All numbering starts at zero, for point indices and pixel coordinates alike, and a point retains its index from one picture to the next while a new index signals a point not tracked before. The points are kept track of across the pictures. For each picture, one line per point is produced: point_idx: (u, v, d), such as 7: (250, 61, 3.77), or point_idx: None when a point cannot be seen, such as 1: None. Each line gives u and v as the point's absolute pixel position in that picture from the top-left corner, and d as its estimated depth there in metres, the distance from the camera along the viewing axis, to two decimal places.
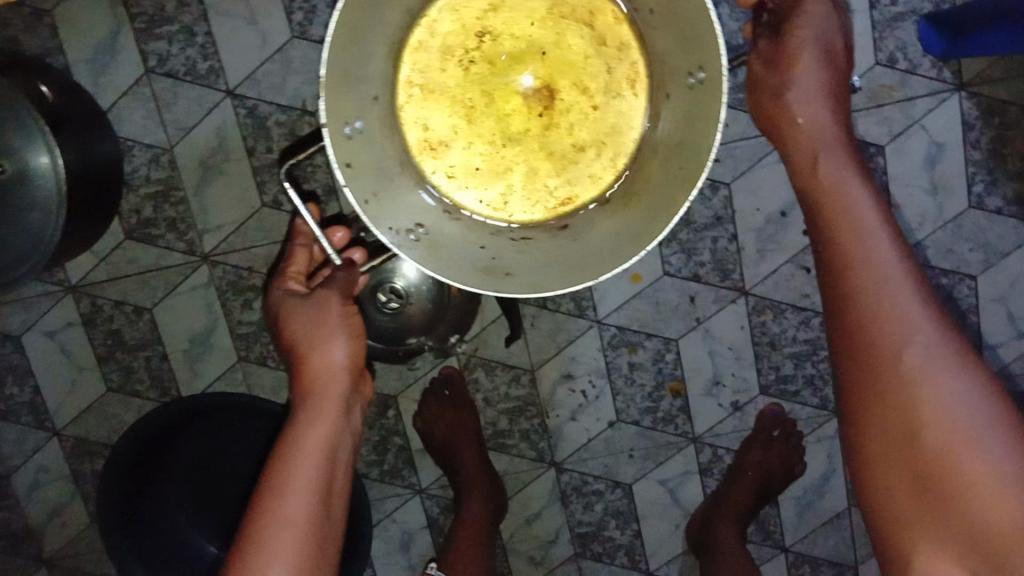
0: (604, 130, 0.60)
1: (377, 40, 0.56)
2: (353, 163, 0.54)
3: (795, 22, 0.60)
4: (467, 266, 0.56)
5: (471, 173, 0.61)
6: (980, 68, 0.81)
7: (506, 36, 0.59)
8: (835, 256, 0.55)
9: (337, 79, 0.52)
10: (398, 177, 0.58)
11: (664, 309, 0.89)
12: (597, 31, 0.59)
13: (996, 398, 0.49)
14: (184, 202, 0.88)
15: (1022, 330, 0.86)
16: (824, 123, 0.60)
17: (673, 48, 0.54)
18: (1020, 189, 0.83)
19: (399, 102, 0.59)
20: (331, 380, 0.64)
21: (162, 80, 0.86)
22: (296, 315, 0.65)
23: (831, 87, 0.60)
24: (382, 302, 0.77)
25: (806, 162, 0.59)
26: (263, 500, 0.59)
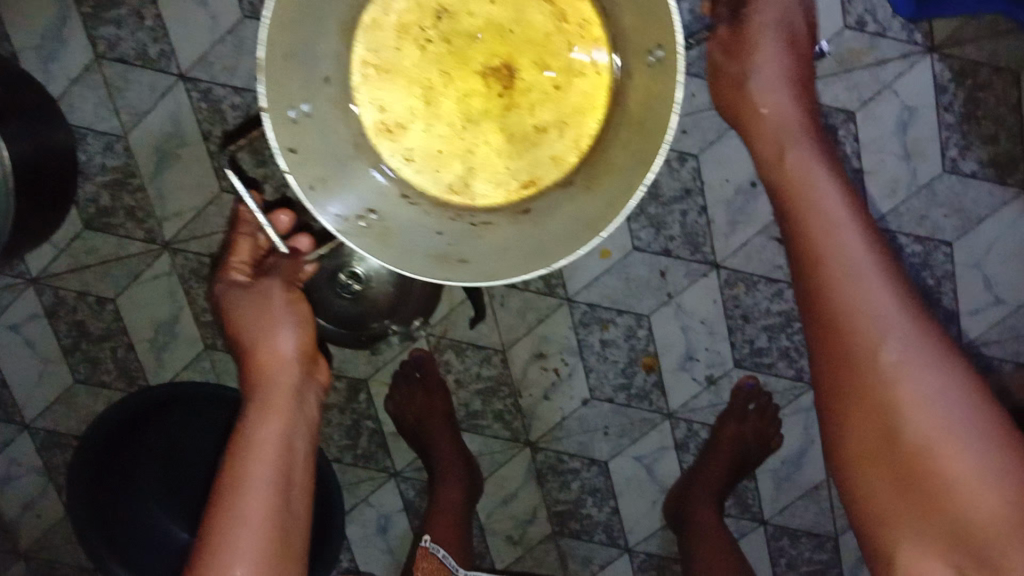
0: (568, 110, 0.55)
1: (325, 16, 0.50)
2: (302, 150, 0.48)
3: (756, 20, 0.66)
4: (420, 254, 0.50)
5: (430, 157, 0.56)
6: (951, 29, 0.79)
7: (462, 11, 0.53)
8: (808, 248, 0.57)
9: (279, 61, 0.46)
10: (350, 162, 0.52)
11: (635, 285, 0.87)
12: (558, 6, 0.53)
13: (967, 382, 0.51)
14: (142, 189, 0.86)
15: (998, 296, 0.85)
16: (788, 119, 0.64)
17: (633, 19, 0.49)
18: (995, 152, 0.81)
19: (351, 82, 0.54)
20: (278, 371, 0.63)
21: (113, 64, 0.83)
22: (240, 309, 0.64)
23: (794, 81, 0.66)
24: (343, 285, 0.75)
25: (774, 155, 0.63)
26: (218, 501, 0.57)
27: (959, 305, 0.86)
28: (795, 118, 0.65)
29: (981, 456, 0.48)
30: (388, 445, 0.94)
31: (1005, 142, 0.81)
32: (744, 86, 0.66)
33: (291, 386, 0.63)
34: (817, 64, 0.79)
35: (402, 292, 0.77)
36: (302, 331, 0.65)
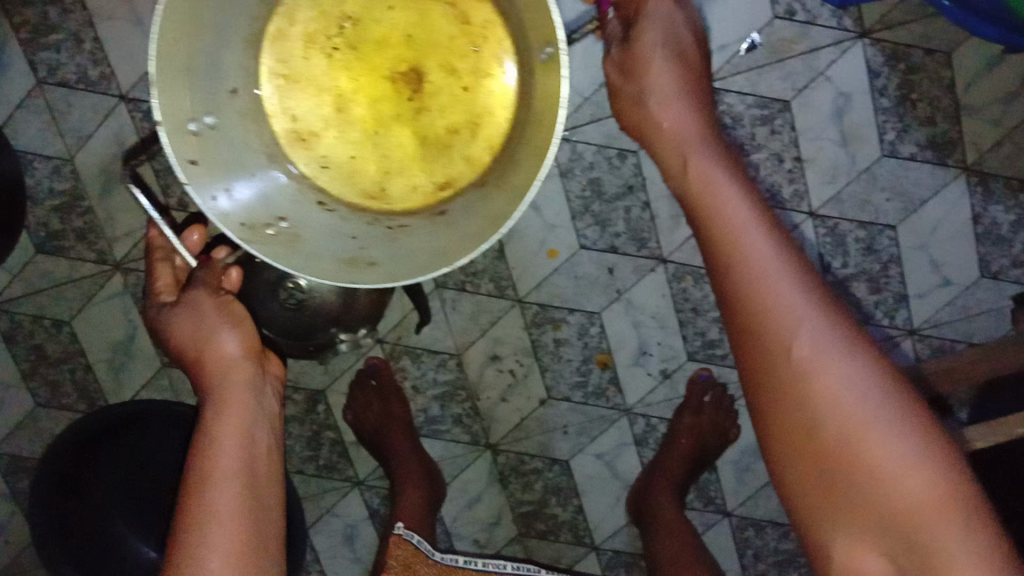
0: (477, 110, 0.55)
1: (226, 29, 0.50)
2: (206, 163, 0.49)
3: (641, 39, 0.65)
4: (330, 259, 0.51)
5: (345, 164, 0.56)
6: (882, 13, 0.79)
7: (366, 19, 0.54)
8: (714, 250, 0.53)
9: (176, 75, 0.46)
10: (263, 172, 0.53)
11: (584, 282, 0.88)
12: (459, 9, 0.54)
13: (885, 371, 0.46)
14: (91, 212, 0.87)
15: (946, 277, 0.85)
16: (684, 119, 0.63)
17: (528, 19, 0.50)
18: (932, 133, 0.81)
19: (261, 93, 0.54)
20: (230, 370, 0.63)
21: (54, 89, 0.84)
22: (180, 322, 0.65)
23: (685, 89, 0.65)
24: (285, 297, 0.75)
25: (676, 161, 0.61)
26: (186, 502, 0.56)
27: (907, 288, 0.86)
28: (690, 117, 0.63)
29: (908, 443, 0.44)
30: (350, 453, 0.94)
31: (942, 123, 0.81)
32: (641, 90, 0.65)
33: (246, 383, 0.63)
34: (748, 56, 0.80)
35: (348, 302, 0.77)
36: (247, 331, 0.65)
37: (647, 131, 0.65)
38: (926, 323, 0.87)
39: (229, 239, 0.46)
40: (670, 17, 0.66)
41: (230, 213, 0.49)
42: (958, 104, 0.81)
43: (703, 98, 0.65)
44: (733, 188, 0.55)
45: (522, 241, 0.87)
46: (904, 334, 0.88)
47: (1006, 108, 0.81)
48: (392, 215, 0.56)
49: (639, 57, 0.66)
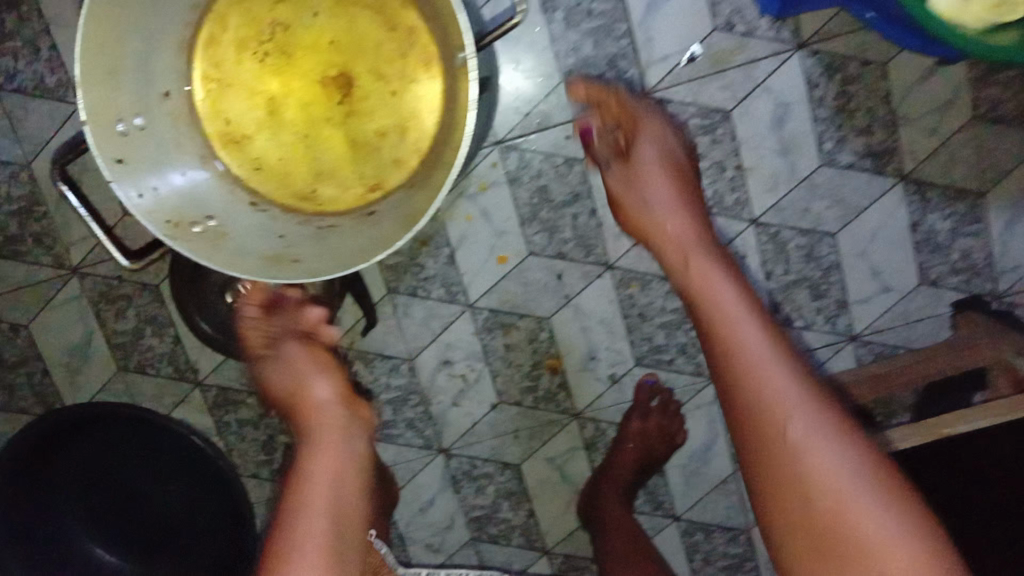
0: (405, 114, 0.57)
1: (154, 33, 0.52)
2: (133, 162, 0.50)
3: (636, 153, 0.74)
4: (255, 256, 0.53)
5: (277, 166, 0.58)
6: (820, 25, 0.81)
7: (296, 25, 0.55)
8: (714, 342, 0.56)
9: (102, 78, 0.48)
10: (193, 172, 0.55)
11: (533, 289, 0.89)
12: (386, 16, 0.55)
13: (873, 458, 0.50)
14: (47, 217, 0.88)
15: (884, 284, 0.88)
16: (681, 218, 0.68)
17: (448, 27, 0.51)
18: (870, 143, 0.84)
19: (192, 94, 0.56)
20: (324, 415, 0.66)
21: (11, 96, 0.84)
22: (274, 373, 0.70)
23: (681, 196, 0.70)
24: (234, 299, 0.78)
25: (678, 262, 0.64)
26: (283, 529, 0.57)
27: (847, 294, 0.89)
28: (688, 219, 0.68)
29: (893, 519, 0.47)
30: (304, 458, 0.95)
31: (879, 133, 0.84)
32: (634, 190, 0.72)
33: (337, 428, 0.65)
34: (689, 67, 0.82)
35: (296, 307, 0.79)
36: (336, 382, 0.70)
37: (643, 227, 0.70)
38: (866, 329, 0.90)
39: (153, 234, 0.48)
40: (661, 134, 0.75)
41: (157, 210, 0.50)
42: (894, 115, 0.83)
43: (695, 195, 0.72)
44: (728, 282, 0.60)
45: (471, 248, 0.88)
46: (844, 341, 0.90)
47: (941, 119, 0.83)
48: (322, 215, 0.58)
49: (635, 165, 0.73)
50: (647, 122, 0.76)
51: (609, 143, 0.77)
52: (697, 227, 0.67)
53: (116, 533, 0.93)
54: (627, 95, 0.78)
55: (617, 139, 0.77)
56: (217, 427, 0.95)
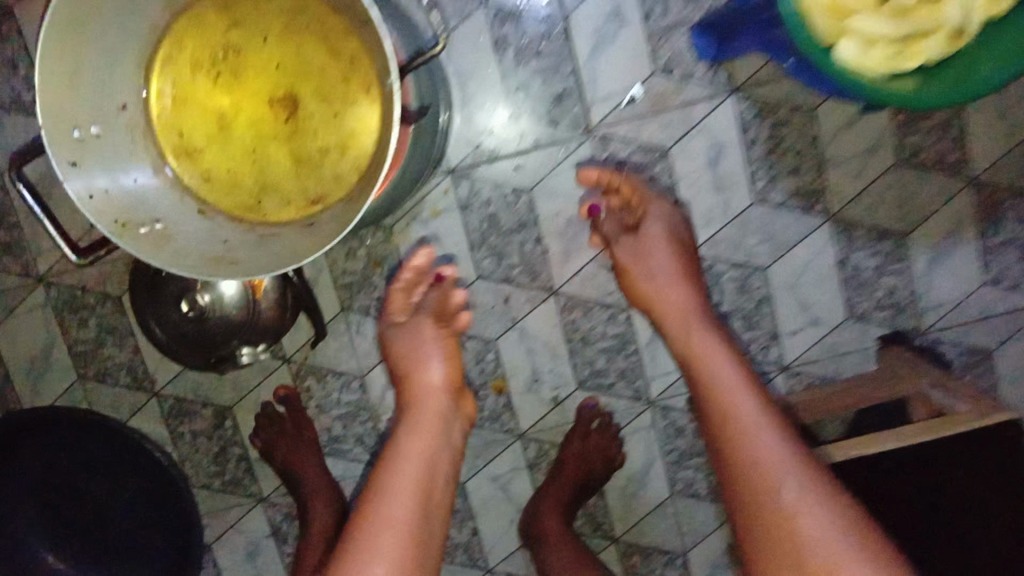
0: (346, 134, 0.61)
1: (113, 46, 0.56)
2: (84, 163, 0.54)
3: (647, 226, 0.83)
4: (196, 257, 0.57)
5: (225, 176, 0.62)
6: (751, 72, 0.86)
7: (247, 49, 0.60)
8: (718, 419, 0.68)
9: (60, 87, 0.52)
10: (145, 179, 0.59)
11: (480, 311, 0.93)
12: (330, 43, 0.60)
13: (857, 521, 0.60)
14: (18, 227, 0.92)
15: (814, 317, 0.93)
16: (688, 296, 0.79)
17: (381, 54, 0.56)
18: (798, 184, 0.89)
19: (148, 106, 0.60)
20: (432, 395, 0.77)
21: None
22: (402, 341, 0.81)
23: (686, 272, 0.81)
24: (185, 312, 0.81)
25: (681, 337, 0.76)
26: (370, 495, 0.69)
27: (779, 326, 0.93)
28: (694, 297, 0.79)
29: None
30: (254, 470, 0.98)
31: (807, 174, 0.89)
32: (641, 271, 0.81)
33: (438, 412, 0.76)
34: (629, 107, 0.87)
35: (248, 317, 0.82)
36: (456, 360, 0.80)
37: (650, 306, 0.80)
38: (796, 360, 0.94)
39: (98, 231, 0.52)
40: (669, 216, 0.83)
41: (105, 209, 0.54)
42: (821, 158, 0.89)
43: (695, 272, 0.82)
44: (729, 363, 0.72)
45: None
46: (776, 370, 0.94)
47: (865, 163, 0.89)
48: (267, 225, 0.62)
49: (641, 242, 0.82)
50: (653, 206, 0.84)
51: (617, 219, 0.86)
52: (695, 303, 0.78)
53: (61, 538, 0.95)
54: (635, 179, 0.86)
55: (626, 218, 0.85)
56: (171, 436, 0.98)
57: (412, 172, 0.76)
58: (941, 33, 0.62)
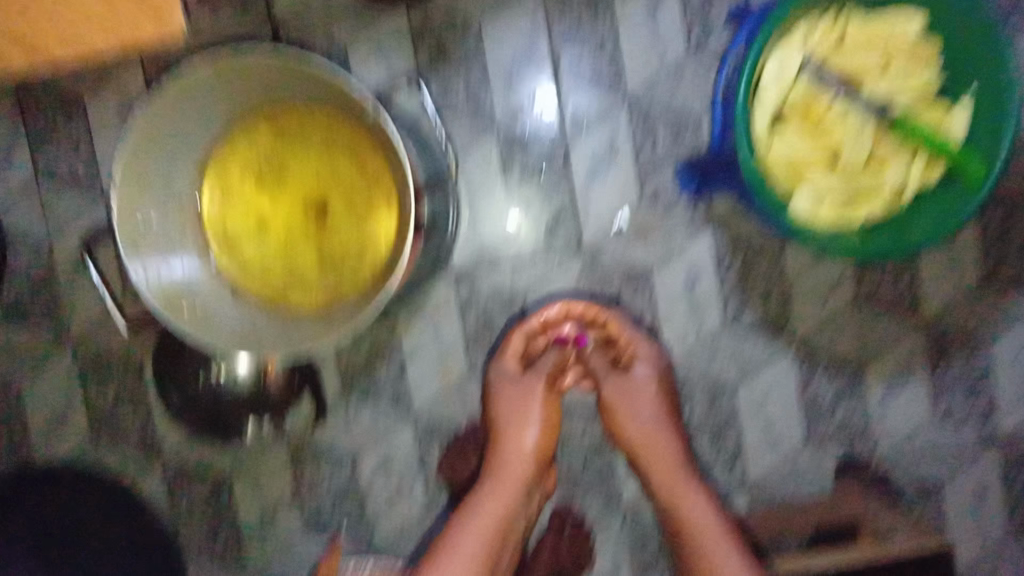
0: (366, 235, 0.70)
1: (179, 153, 0.66)
2: (139, 244, 0.63)
3: (634, 357, 0.94)
4: (226, 334, 0.66)
5: (255, 267, 0.71)
6: (728, 211, 0.97)
7: (290, 160, 0.70)
8: (689, 538, 0.87)
9: (131, 183, 0.62)
10: (190, 261, 0.68)
11: (469, 403, 1.01)
12: (359, 159, 0.70)
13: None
14: (56, 290, 1.02)
15: (778, 436, 1.00)
16: (665, 437, 0.92)
17: (402, 172, 0.65)
18: (766, 312, 0.98)
19: (199, 202, 0.70)
20: (521, 459, 0.92)
21: (51, 187, 1.01)
22: (510, 395, 0.94)
23: (667, 416, 0.93)
24: (205, 380, 0.90)
25: (662, 465, 0.91)
26: (469, 504, 0.90)
27: (745, 442, 1.00)
28: (671, 442, 0.92)
29: None
30: (241, 538, 1.03)
31: (774, 304, 0.98)
32: (630, 409, 0.93)
33: (521, 478, 0.91)
34: (617, 230, 0.98)
35: (259, 390, 0.91)
36: (548, 421, 0.94)
37: (645, 440, 0.92)
38: (760, 475, 1.00)
39: (149, 306, 0.60)
40: (653, 355, 0.95)
41: (151, 283, 0.63)
42: (788, 291, 0.98)
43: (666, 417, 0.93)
44: (693, 494, 0.89)
45: (420, 361, 1.01)
46: (741, 484, 1.01)
47: (828, 298, 0.98)
48: (290, 310, 0.71)
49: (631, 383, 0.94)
50: (644, 345, 0.95)
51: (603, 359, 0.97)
52: (670, 441, 0.92)
53: None
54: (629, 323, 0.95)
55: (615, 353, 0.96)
56: (167, 498, 1.04)
57: (418, 272, 0.86)
58: (881, 194, 0.77)
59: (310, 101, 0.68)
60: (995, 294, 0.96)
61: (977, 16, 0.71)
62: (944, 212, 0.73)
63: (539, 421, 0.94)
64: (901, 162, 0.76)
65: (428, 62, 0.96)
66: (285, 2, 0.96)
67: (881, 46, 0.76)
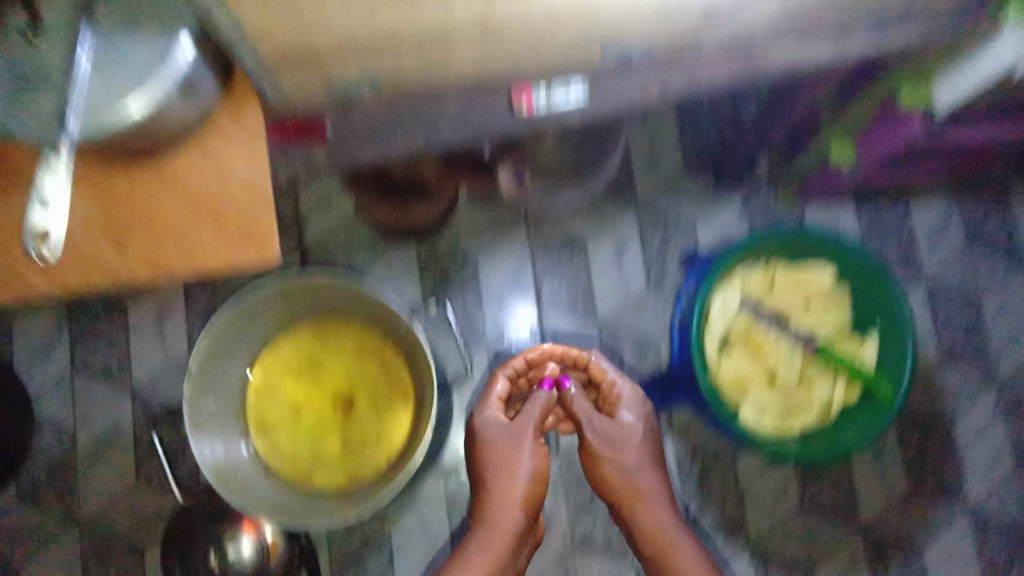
0: (384, 427, 0.83)
1: (239, 353, 0.79)
2: (199, 426, 0.73)
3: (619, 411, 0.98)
4: (263, 507, 0.75)
5: (287, 450, 0.82)
6: (687, 423, 1.11)
7: (325, 361, 0.84)
8: None
9: (201, 373, 0.73)
10: (233, 443, 0.79)
11: None
12: (384, 364, 0.84)
13: None
14: (74, 475, 1.10)
15: None
16: (651, 482, 0.95)
17: (424, 376, 0.79)
18: (722, 516, 1.10)
19: (245, 392, 0.82)
20: (508, 507, 0.92)
21: (84, 378, 1.12)
22: (500, 443, 0.94)
23: (652, 465, 0.96)
24: (211, 560, 0.97)
25: (650, 516, 0.93)
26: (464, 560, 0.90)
27: None
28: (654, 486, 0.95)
29: None
30: None
31: (729, 508, 1.10)
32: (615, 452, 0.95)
33: (508, 528, 0.91)
34: None
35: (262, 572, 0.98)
36: (537, 465, 0.94)
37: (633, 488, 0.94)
38: None
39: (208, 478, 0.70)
40: (636, 402, 0.98)
41: (206, 458, 0.72)
42: (741, 497, 1.11)
43: (647, 464, 0.96)
44: (679, 542, 0.92)
45: (408, 553, 1.09)
46: None
47: (776, 504, 1.10)
48: (313, 489, 0.82)
49: (616, 429, 0.97)
50: (629, 392, 0.98)
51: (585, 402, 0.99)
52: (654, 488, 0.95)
53: None
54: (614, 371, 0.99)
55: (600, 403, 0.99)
56: None
57: None
58: (812, 408, 0.93)
59: (349, 316, 0.83)
60: (921, 505, 1.09)
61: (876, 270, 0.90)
62: (864, 426, 0.88)
63: (527, 466, 0.94)
64: (827, 381, 0.93)
65: (432, 286, 1.13)
66: (314, 231, 1.13)
67: (804, 290, 0.95)
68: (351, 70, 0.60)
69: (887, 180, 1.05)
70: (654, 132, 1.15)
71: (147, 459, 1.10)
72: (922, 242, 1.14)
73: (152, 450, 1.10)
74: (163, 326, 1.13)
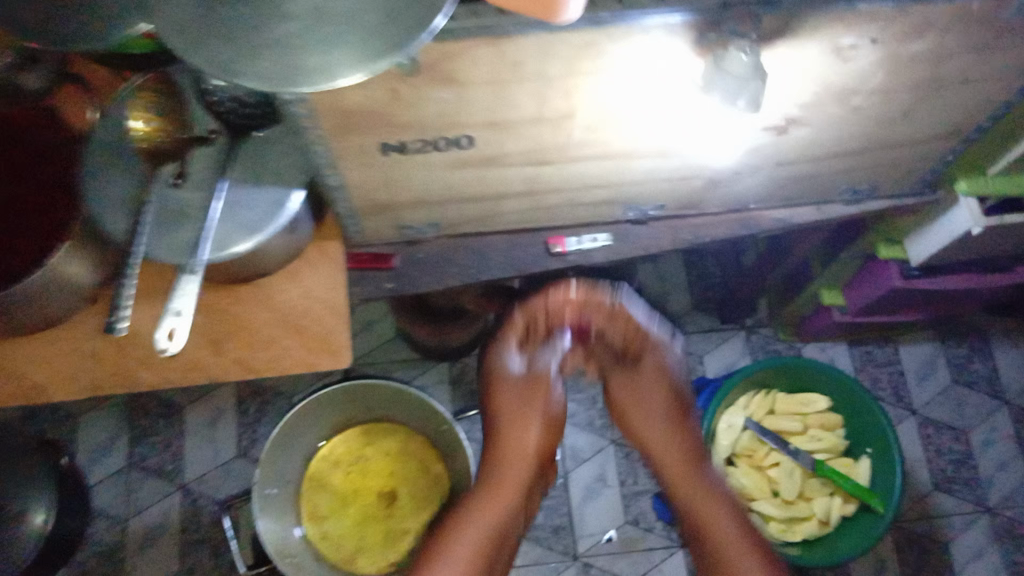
0: (423, 521, 0.92)
1: (298, 447, 0.90)
2: (262, 510, 0.84)
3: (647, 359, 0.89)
4: None
5: (332, 539, 0.92)
6: None
7: (373, 459, 0.95)
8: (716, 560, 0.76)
9: (267, 463, 0.84)
10: (289, 529, 0.89)
11: None
12: (425, 463, 0.94)
13: None
14: (121, 563, 1.18)
15: None
16: (685, 446, 0.86)
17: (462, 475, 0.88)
18: None
19: (302, 483, 0.92)
20: (524, 457, 0.83)
21: (138, 472, 1.21)
22: (515, 389, 0.85)
23: (676, 417, 0.87)
24: None
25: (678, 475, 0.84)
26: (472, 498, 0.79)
27: None
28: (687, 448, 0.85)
29: None
30: None
31: None
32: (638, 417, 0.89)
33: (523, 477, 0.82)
34: (607, 543, 1.19)
35: None
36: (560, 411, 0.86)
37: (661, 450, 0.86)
38: None
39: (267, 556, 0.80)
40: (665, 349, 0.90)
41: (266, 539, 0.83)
42: None
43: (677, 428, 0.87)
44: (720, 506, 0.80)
45: None
46: None
47: None
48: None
49: (639, 379, 0.89)
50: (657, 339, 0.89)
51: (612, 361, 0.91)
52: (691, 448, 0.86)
53: None
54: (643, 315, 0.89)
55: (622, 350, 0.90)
56: None
57: None
58: (812, 520, 1.01)
59: (395, 420, 0.94)
60: None
61: (863, 394, 1.00)
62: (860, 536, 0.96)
63: (547, 409, 0.86)
64: (825, 495, 1.02)
65: (463, 402, 1.24)
66: (359, 346, 1.26)
67: (801, 413, 1.07)
68: (420, 217, 0.74)
69: (875, 323, 1.18)
70: (666, 274, 1.30)
71: (190, 551, 1.19)
72: (910, 382, 1.25)
73: (196, 542, 1.19)
74: (216, 427, 1.24)
